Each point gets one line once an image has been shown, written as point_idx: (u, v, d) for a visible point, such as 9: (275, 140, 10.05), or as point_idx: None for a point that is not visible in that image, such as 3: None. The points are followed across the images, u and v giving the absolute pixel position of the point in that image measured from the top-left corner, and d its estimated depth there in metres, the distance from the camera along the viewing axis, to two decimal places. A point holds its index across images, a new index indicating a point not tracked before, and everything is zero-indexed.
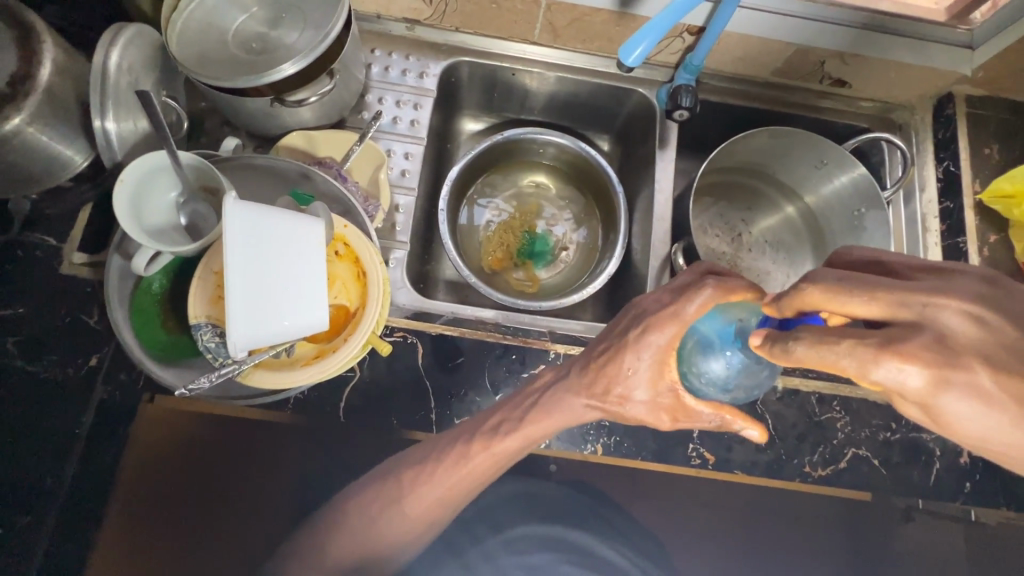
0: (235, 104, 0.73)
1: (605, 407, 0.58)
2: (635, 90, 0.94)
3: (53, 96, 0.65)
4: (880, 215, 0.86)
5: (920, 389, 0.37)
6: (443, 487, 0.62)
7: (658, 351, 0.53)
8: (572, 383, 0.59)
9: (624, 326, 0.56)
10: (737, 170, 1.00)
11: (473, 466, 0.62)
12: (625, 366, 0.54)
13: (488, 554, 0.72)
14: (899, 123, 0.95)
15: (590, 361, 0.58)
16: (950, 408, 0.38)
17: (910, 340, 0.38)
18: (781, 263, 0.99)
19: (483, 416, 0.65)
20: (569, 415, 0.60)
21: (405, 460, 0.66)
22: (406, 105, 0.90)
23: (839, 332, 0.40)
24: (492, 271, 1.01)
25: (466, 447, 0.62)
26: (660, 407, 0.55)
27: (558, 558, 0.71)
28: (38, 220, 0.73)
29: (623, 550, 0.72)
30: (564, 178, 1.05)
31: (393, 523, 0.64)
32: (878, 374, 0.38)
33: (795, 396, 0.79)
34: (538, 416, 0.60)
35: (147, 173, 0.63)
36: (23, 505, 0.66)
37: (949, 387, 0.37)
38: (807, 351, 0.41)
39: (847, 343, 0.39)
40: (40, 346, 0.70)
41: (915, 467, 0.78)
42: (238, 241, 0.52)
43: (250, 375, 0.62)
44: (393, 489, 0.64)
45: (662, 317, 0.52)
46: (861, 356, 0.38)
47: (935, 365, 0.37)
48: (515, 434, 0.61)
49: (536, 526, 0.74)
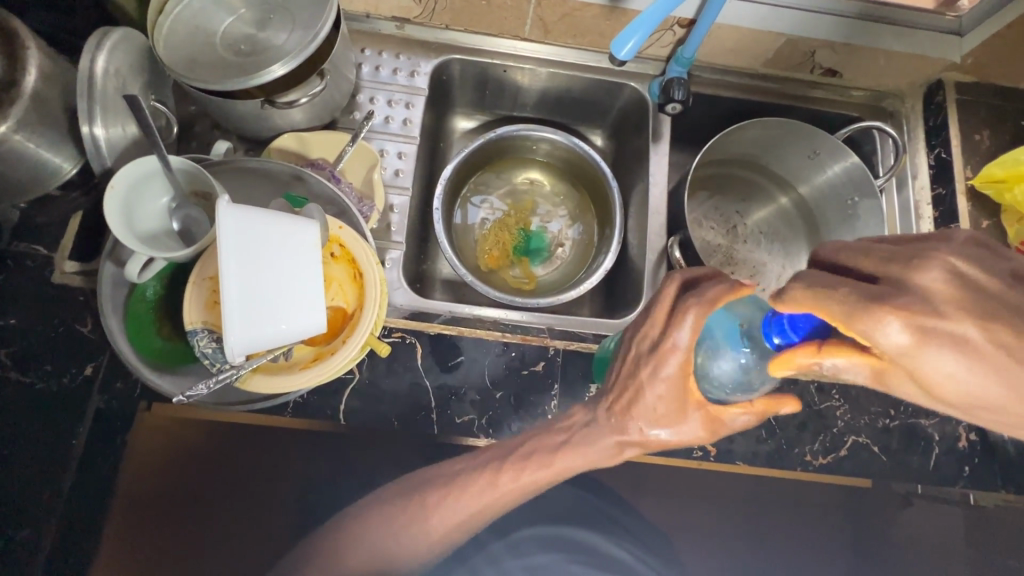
0: (224, 107, 0.72)
1: (640, 442, 0.57)
2: (627, 84, 0.94)
3: (40, 103, 0.64)
4: (874, 204, 0.87)
5: (903, 345, 0.39)
6: (472, 506, 0.62)
7: (673, 383, 0.54)
8: (599, 421, 0.60)
9: (630, 360, 0.57)
10: (730, 161, 1.01)
11: (505, 488, 0.61)
12: (647, 400, 0.55)
13: (494, 557, 0.74)
14: (891, 111, 0.95)
15: (610, 399, 0.59)
16: (935, 363, 0.39)
17: (897, 298, 0.40)
18: (776, 254, 1.00)
19: (510, 443, 0.64)
20: (599, 453, 0.59)
21: (426, 478, 0.65)
22: (398, 104, 0.89)
23: (831, 285, 0.44)
24: (489, 269, 1.01)
25: (495, 475, 0.61)
26: (697, 435, 0.55)
27: (564, 558, 0.75)
28: (27, 229, 0.72)
29: (626, 547, 0.74)
30: (558, 175, 1.05)
31: (410, 539, 0.64)
32: (864, 326, 0.41)
33: (794, 385, 0.80)
34: (568, 450, 0.60)
35: (139, 179, 0.62)
36: (24, 517, 0.65)
37: (931, 339, 0.39)
38: (801, 296, 0.46)
39: (837, 294, 0.43)
40: (34, 357, 0.69)
41: (914, 453, 0.79)
42: (232, 245, 0.51)
43: (248, 380, 0.61)
44: (413, 508, 0.63)
45: (662, 352, 0.54)
46: (848, 306, 0.42)
47: (919, 317, 0.39)
48: (545, 467, 0.60)
49: (542, 527, 0.76)
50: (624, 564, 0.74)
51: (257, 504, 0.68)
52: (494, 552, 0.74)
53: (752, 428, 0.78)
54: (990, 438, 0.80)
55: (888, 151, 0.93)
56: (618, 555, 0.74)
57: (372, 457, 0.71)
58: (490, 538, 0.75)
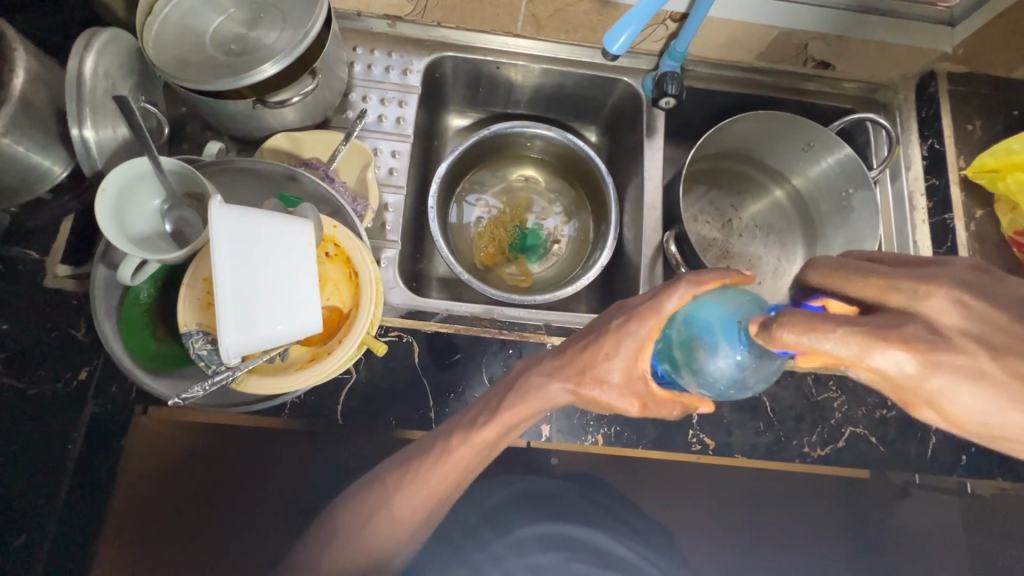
0: (216, 107, 0.72)
1: (581, 392, 0.58)
2: (621, 80, 0.93)
3: (28, 105, 0.64)
4: (868, 195, 0.87)
5: (913, 373, 0.37)
6: (426, 485, 0.61)
7: (637, 342, 0.55)
8: (545, 368, 0.60)
9: (609, 317, 0.58)
10: (724, 156, 1.01)
11: (453, 461, 0.61)
12: (601, 350, 0.56)
13: (495, 556, 0.73)
14: (883, 102, 0.95)
15: (569, 345, 0.60)
16: (949, 393, 0.37)
17: (904, 330, 0.38)
18: (772, 247, 1.00)
19: (460, 414, 0.64)
20: (543, 400, 0.59)
21: (390, 465, 0.65)
22: (391, 103, 0.89)
23: (828, 318, 0.39)
24: (485, 267, 1.01)
25: (446, 443, 0.61)
26: (632, 392, 0.57)
27: (565, 556, 0.75)
28: (18, 233, 0.71)
29: (630, 543, 0.75)
30: (553, 171, 1.05)
31: (388, 530, 0.63)
32: (876, 361, 0.37)
33: (792, 378, 0.80)
34: (514, 402, 0.60)
35: (129, 181, 0.62)
36: (18, 524, 0.65)
37: (940, 369, 0.37)
38: (797, 338, 0.39)
39: (841, 328, 0.38)
40: (27, 362, 0.68)
41: (912, 443, 0.79)
42: (224, 245, 0.50)
43: (245, 382, 0.61)
44: (380, 492, 0.63)
45: (642, 310, 0.54)
46: (856, 342, 0.37)
47: (928, 349, 0.37)
48: (491, 422, 0.60)
49: (541, 526, 0.75)
50: (626, 562, 0.74)
51: (257, 506, 0.68)
52: (494, 551, 0.74)
53: (750, 421, 0.78)
54: None
55: (881, 143, 0.93)
56: (620, 553, 0.75)
57: (371, 455, 0.72)
58: (490, 536, 0.75)
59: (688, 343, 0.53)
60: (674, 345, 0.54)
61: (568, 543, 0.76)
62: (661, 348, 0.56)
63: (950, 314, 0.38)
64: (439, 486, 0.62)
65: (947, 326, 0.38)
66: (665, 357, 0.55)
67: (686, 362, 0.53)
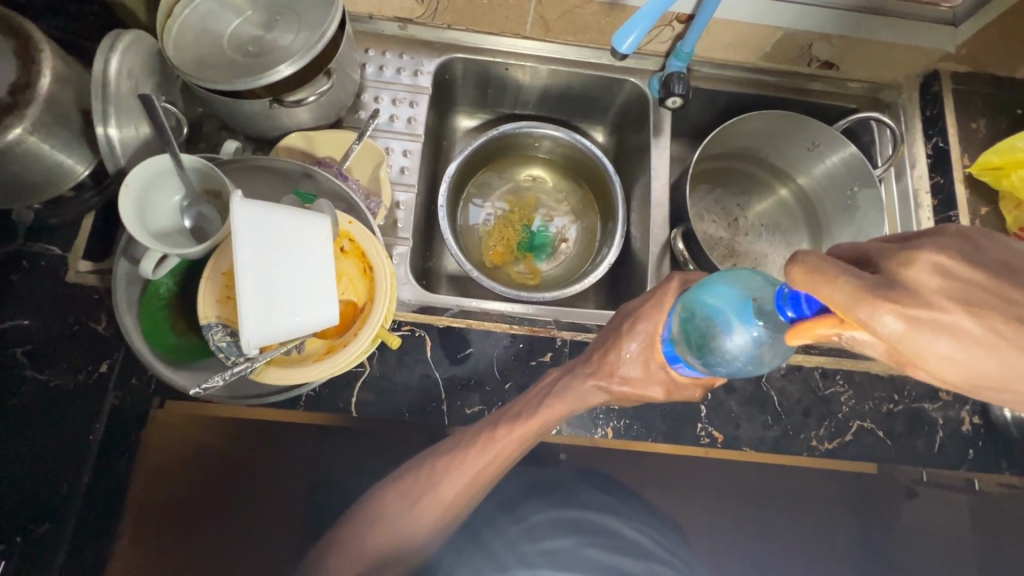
0: (234, 107, 0.74)
1: (612, 389, 0.63)
2: (627, 80, 0.95)
3: (55, 105, 0.65)
4: (873, 193, 0.88)
5: (897, 330, 0.36)
6: (475, 469, 0.63)
7: (648, 338, 0.61)
8: (577, 370, 0.66)
9: (618, 321, 0.64)
10: (730, 155, 1.02)
11: (503, 445, 0.64)
12: (620, 346, 0.62)
13: (510, 543, 0.72)
14: (888, 102, 0.96)
15: (593, 350, 0.65)
16: (927, 350, 0.36)
17: (892, 290, 0.37)
18: (777, 245, 1.01)
19: (502, 409, 0.68)
20: (578, 399, 0.64)
21: (433, 452, 0.67)
22: (402, 103, 0.90)
23: (837, 264, 0.39)
24: (493, 265, 1.01)
25: (491, 431, 0.65)
26: (654, 380, 0.62)
27: (578, 541, 0.72)
28: (41, 229, 0.73)
29: (646, 531, 0.72)
30: (560, 172, 1.07)
31: (402, 518, 0.64)
32: (864, 313, 0.37)
33: (799, 371, 0.81)
34: (552, 399, 0.65)
35: (153, 177, 0.63)
36: (40, 513, 0.66)
37: (924, 327, 0.36)
38: (804, 274, 0.40)
39: (844, 273, 0.38)
40: (51, 355, 0.70)
41: (919, 437, 0.80)
42: (247, 237, 0.52)
43: (263, 372, 0.62)
44: (427, 477, 0.65)
45: (648, 308, 0.61)
46: (853, 290, 0.37)
47: (909, 307, 0.36)
48: (530, 418, 0.64)
49: (556, 510, 0.74)
50: (640, 546, 0.71)
51: (274, 497, 0.70)
52: (510, 536, 0.72)
53: (758, 414, 0.79)
54: (993, 419, 0.80)
55: (886, 141, 0.94)
56: (631, 536, 0.72)
57: (386, 446, 0.73)
58: (505, 525, 0.74)
59: (702, 326, 0.53)
60: (688, 329, 0.54)
61: (583, 528, 0.73)
62: (676, 334, 0.56)
63: (931, 278, 0.37)
64: (485, 470, 0.64)
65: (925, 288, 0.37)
66: (681, 341, 0.55)
67: (702, 344, 0.53)
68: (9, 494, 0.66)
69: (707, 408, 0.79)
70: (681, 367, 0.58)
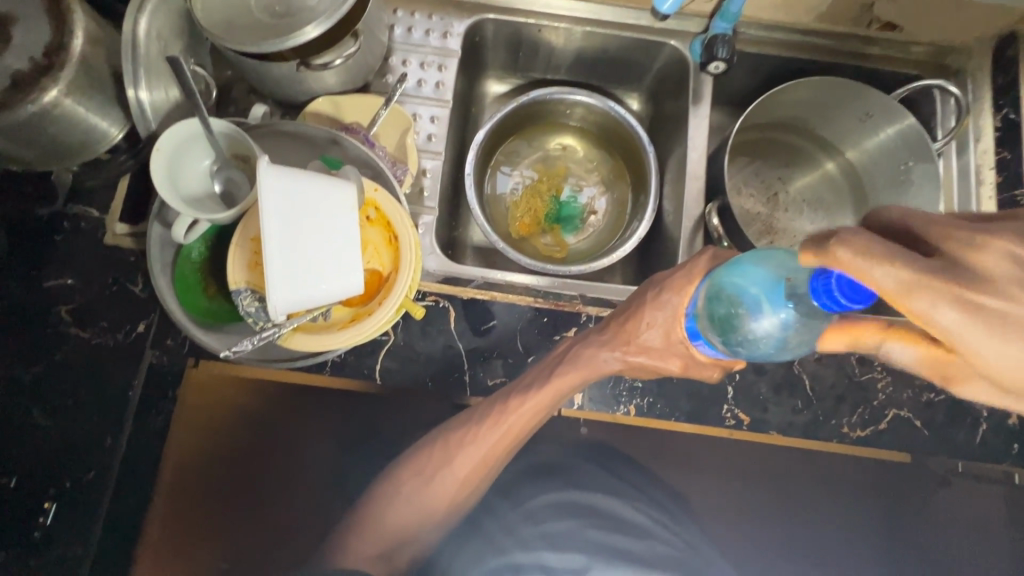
0: (262, 70, 0.73)
1: (629, 361, 0.62)
2: (667, 44, 0.89)
3: (88, 67, 0.66)
4: (930, 168, 0.82)
5: (952, 321, 0.37)
6: (488, 443, 0.64)
7: (670, 315, 0.59)
8: (592, 339, 0.65)
9: (643, 290, 0.62)
10: (774, 125, 0.96)
11: (517, 417, 0.64)
12: (641, 319, 0.61)
13: (509, 527, 0.67)
14: (955, 69, 0.88)
15: (611, 319, 0.64)
16: (983, 341, 0.37)
17: (955, 275, 0.38)
18: (820, 223, 0.95)
19: (514, 383, 0.67)
20: (592, 368, 0.64)
21: (447, 428, 0.67)
22: (431, 67, 0.88)
23: (890, 248, 0.38)
24: (520, 236, 0.99)
25: (504, 405, 0.65)
26: (673, 351, 0.60)
27: (580, 523, 0.67)
28: (80, 192, 0.75)
29: (646, 511, 0.69)
30: (591, 140, 1.03)
31: (421, 497, 0.64)
32: (923, 302, 0.38)
33: (834, 356, 0.78)
34: (567, 367, 0.64)
35: (181, 141, 0.64)
36: (85, 462, 0.70)
37: (985, 314, 0.37)
38: (849, 259, 0.39)
39: (899, 260, 0.38)
40: (92, 314, 0.73)
41: (961, 427, 0.76)
42: (271, 206, 0.52)
43: (290, 338, 0.63)
44: (441, 453, 0.65)
45: (678, 278, 0.59)
46: (909, 275, 0.38)
47: (970, 292, 0.37)
48: (542, 389, 0.64)
49: (555, 494, 0.69)
50: (638, 526, 0.68)
51: (303, 458, 0.73)
52: (508, 522, 0.68)
53: (788, 398, 0.77)
54: None
55: (948, 112, 0.87)
56: (632, 518, 0.68)
57: (409, 414, 0.74)
58: (504, 508, 0.69)
59: (728, 305, 0.50)
60: (715, 306, 0.52)
61: (580, 508, 0.68)
62: (701, 309, 0.54)
63: (1000, 264, 0.38)
64: (501, 442, 0.64)
65: (996, 276, 0.37)
66: (704, 318, 0.53)
67: (726, 323, 0.51)
68: (57, 444, 0.70)
69: (734, 389, 0.77)
70: (702, 344, 0.57)
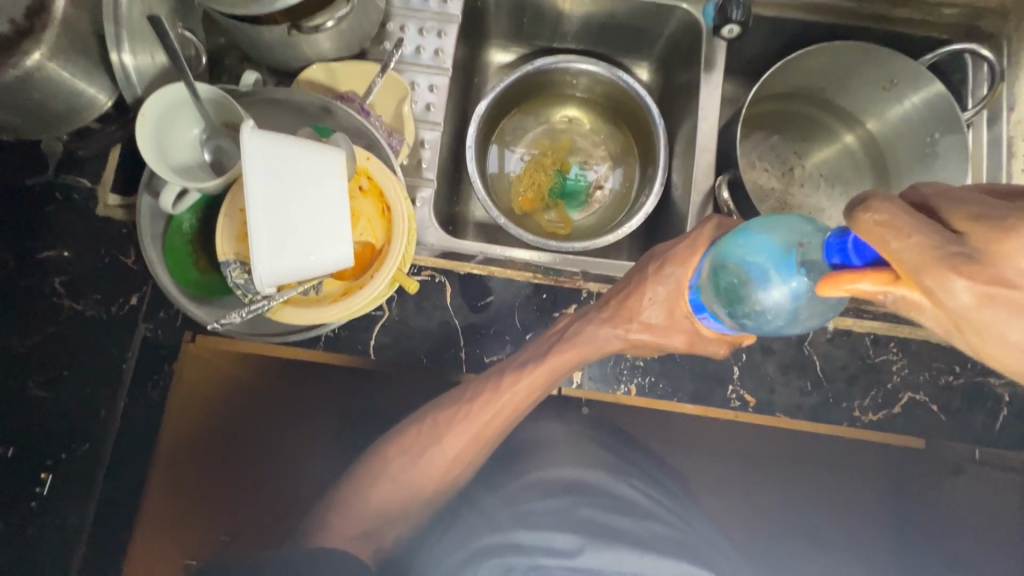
0: (252, 34, 0.70)
1: (629, 339, 0.60)
2: (678, 7, 0.84)
3: (72, 30, 0.64)
4: (958, 139, 0.77)
5: (964, 306, 0.33)
6: (480, 419, 0.62)
7: (672, 290, 0.56)
8: (592, 316, 0.62)
9: (643, 264, 0.60)
10: (790, 96, 0.91)
11: (510, 396, 0.62)
12: (642, 296, 0.58)
13: (486, 512, 0.64)
14: (989, 32, 0.82)
15: (611, 297, 0.61)
16: (996, 329, 0.32)
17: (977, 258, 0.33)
18: (836, 199, 0.91)
19: (507, 361, 0.65)
20: (591, 346, 0.62)
21: (439, 404, 0.65)
22: (429, 33, 0.83)
23: (909, 215, 0.34)
24: (523, 212, 0.96)
25: (498, 381, 0.63)
26: (675, 328, 0.58)
27: (572, 502, 0.62)
28: (72, 162, 0.74)
29: (636, 485, 0.65)
30: (597, 112, 0.99)
31: (408, 474, 0.63)
32: (931, 280, 0.33)
33: (847, 337, 0.74)
34: (565, 346, 0.62)
35: (168, 107, 0.62)
36: (81, 433, 0.70)
37: (1005, 305, 0.32)
38: (873, 223, 0.35)
39: (914, 232, 0.34)
40: (85, 286, 0.72)
41: (979, 412, 0.73)
42: (255, 171, 0.50)
43: (279, 311, 0.61)
44: (431, 432, 0.63)
45: (682, 252, 0.55)
46: (923, 250, 0.33)
47: (989, 276, 0.32)
48: (540, 364, 0.62)
49: (545, 469, 0.66)
50: (634, 505, 0.64)
51: (296, 436, 0.72)
52: (488, 508, 0.64)
53: (796, 379, 0.74)
54: None
55: (981, 80, 0.81)
56: (627, 497, 0.64)
57: (404, 390, 0.73)
58: (483, 496, 0.66)
59: (735, 275, 0.47)
60: (721, 277, 0.49)
61: (574, 487, 0.64)
62: (705, 282, 0.51)
63: None
64: (495, 419, 0.62)
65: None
66: (709, 290, 0.50)
67: (732, 294, 0.48)
68: (53, 415, 0.70)
69: (740, 369, 0.74)
70: (707, 318, 0.53)
